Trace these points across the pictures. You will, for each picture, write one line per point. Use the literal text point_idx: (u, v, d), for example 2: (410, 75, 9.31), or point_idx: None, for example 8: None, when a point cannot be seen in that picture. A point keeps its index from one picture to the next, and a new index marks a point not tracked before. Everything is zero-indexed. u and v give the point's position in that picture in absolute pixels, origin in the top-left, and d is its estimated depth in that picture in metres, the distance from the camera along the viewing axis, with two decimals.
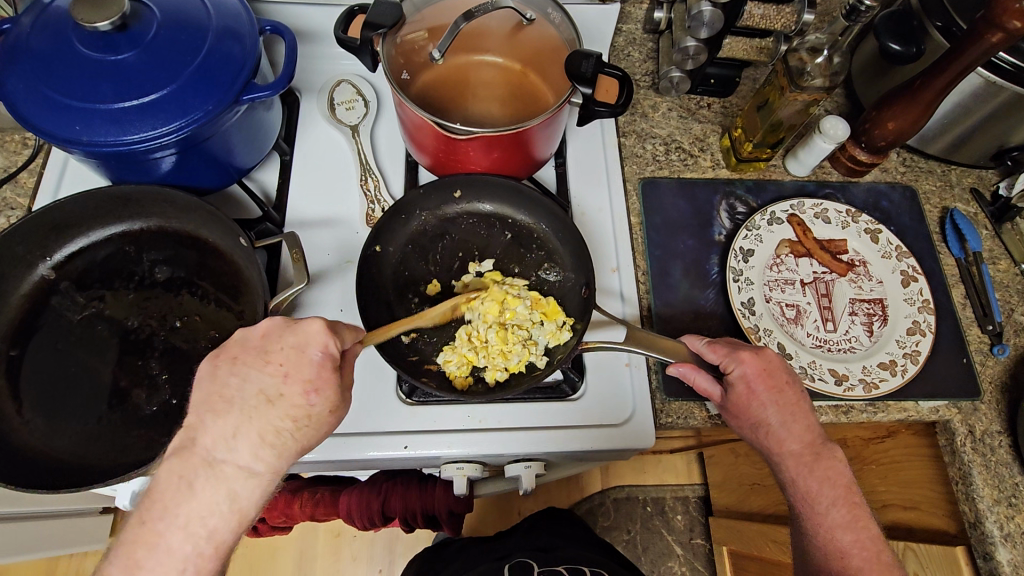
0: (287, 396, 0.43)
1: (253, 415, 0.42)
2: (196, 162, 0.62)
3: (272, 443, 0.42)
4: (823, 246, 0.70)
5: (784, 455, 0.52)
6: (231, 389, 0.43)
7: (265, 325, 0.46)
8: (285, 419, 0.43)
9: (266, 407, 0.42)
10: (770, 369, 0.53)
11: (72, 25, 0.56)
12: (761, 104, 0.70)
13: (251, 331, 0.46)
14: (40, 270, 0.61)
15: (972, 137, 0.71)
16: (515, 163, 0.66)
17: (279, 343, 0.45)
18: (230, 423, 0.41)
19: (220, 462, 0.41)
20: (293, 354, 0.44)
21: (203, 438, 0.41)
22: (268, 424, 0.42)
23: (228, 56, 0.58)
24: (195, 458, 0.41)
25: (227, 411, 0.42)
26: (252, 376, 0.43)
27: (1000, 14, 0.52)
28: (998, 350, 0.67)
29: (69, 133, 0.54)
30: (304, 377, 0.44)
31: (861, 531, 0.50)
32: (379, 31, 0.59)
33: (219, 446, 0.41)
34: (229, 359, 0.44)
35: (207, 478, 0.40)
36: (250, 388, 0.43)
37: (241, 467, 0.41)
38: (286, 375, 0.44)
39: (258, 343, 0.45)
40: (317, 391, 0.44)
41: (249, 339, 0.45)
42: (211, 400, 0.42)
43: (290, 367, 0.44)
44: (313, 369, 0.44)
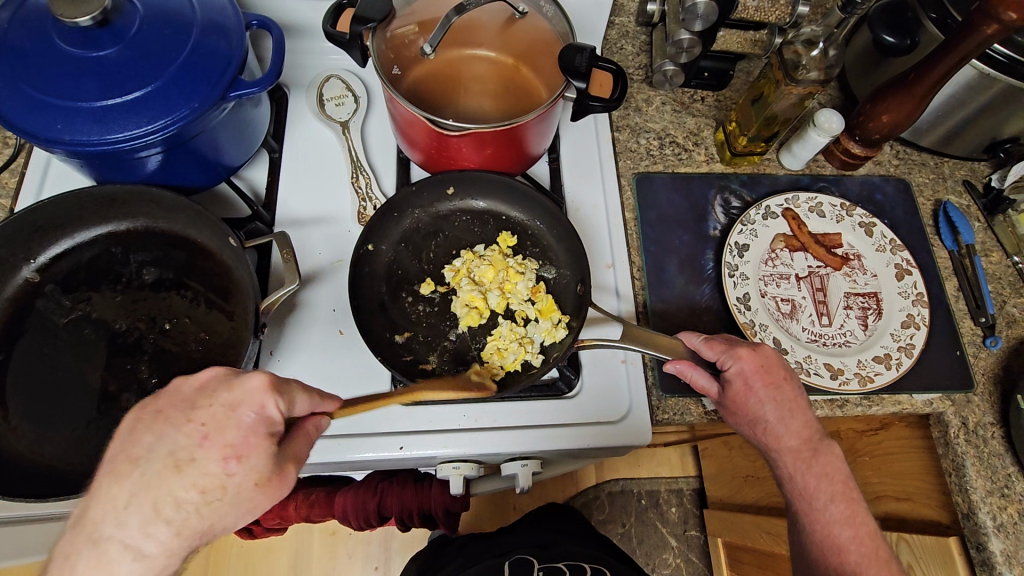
0: (199, 462, 0.38)
1: (152, 484, 0.37)
2: (183, 161, 0.61)
3: (165, 518, 0.37)
4: (818, 241, 0.69)
5: (782, 452, 0.53)
6: (139, 451, 0.38)
7: (204, 376, 0.42)
8: (190, 488, 0.38)
9: (173, 474, 0.37)
10: (768, 365, 0.53)
11: (52, 21, 0.54)
12: (756, 97, 0.69)
13: (186, 381, 0.42)
14: (24, 272, 0.60)
15: (965, 129, 0.71)
16: (509, 160, 0.65)
17: (207, 400, 0.40)
18: (123, 491, 0.37)
19: (104, 538, 0.36)
20: (221, 413, 0.39)
21: (93, 509, 0.37)
22: (171, 493, 0.37)
23: (214, 52, 0.56)
24: (83, 531, 0.37)
25: (128, 474, 0.37)
26: (167, 436, 0.39)
27: (995, 5, 0.52)
28: (990, 343, 0.67)
29: (51, 132, 0.53)
30: (225, 441, 0.39)
31: (859, 526, 0.50)
32: (370, 25, 0.58)
33: (108, 519, 0.37)
34: (153, 413, 0.40)
35: (89, 556, 0.36)
36: (161, 450, 0.38)
37: (126, 545, 0.36)
38: (203, 438, 0.39)
39: (189, 397, 0.41)
40: (239, 458, 0.39)
41: (180, 393, 0.41)
42: (116, 462, 0.38)
43: (210, 429, 0.39)
44: (238, 432, 0.39)
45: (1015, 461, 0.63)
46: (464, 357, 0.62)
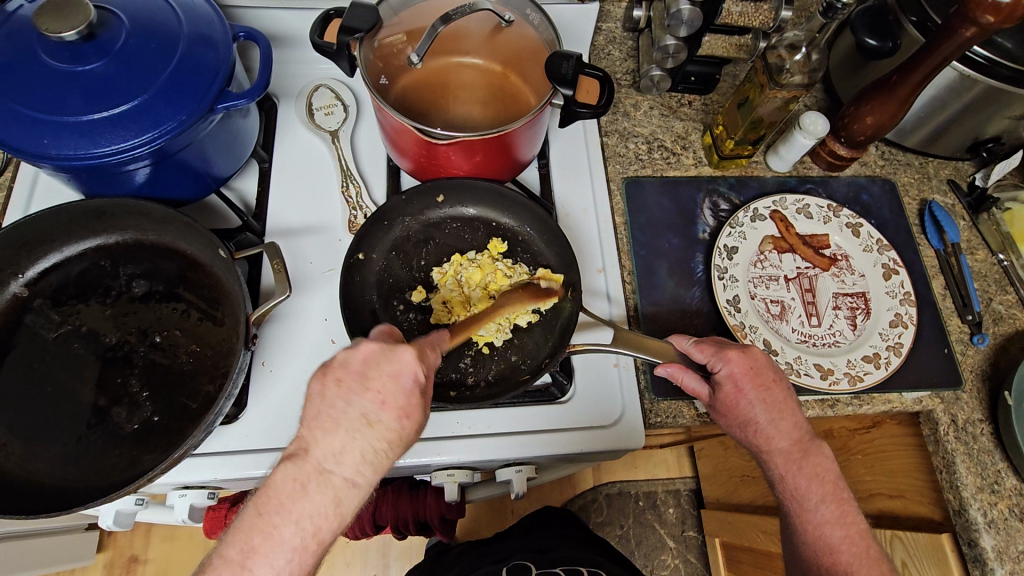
0: (385, 421, 0.43)
1: (356, 438, 0.42)
2: (171, 173, 0.60)
3: (372, 462, 0.42)
4: (806, 242, 0.70)
5: (772, 454, 0.53)
6: (336, 412, 0.42)
7: (365, 348, 0.45)
8: (382, 441, 0.43)
9: (366, 429, 0.42)
10: (757, 367, 0.53)
11: (37, 35, 0.54)
12: (742, 101, 0.70)
13: (351, 352, 0.45)
14: (12, 287, 0.60)
15: (948, 129, 0.72)
16: (499, 166, 0.66)
17: (377, 370, 0.44)
18: (337, 442, 0.42)
19: (329, 473, 0.41)
20: (390, 381, 0.44)
21: (314, 450, 0.41)
22: (367, 446, 0.42)
23: (201, 64, 0.56)
24: (308, 465, 0.41)
25: (333, 430, 0.42)
26: (354, 401, 0.43)
27: (973, 9, 0.52)
28: (978, 340, 0.68)
29: (37, 147, 0.53)
30: (397, 405, 0.44)
31: (850, 526, 0.50)
32: (357, 35, 0.58)
33: (330, 458, 0.41)
34: (334, 381, 0.44)
35: (317, 485, 0.41)
36: (352, 411, 0.43)
37: (346, 479, 0.41)
38: (384, 402, 0.43)
39: (359, 367, 0.44)
40: (407, 416, 0.44)
41: (349, 362, 0.44)
42: (318, 418, 0.42)
43: (387, 395, 0.44)
44: (405, 396, 0.44)
45: (1004, 457, 0.63)
46: (458, 362, 0.62)
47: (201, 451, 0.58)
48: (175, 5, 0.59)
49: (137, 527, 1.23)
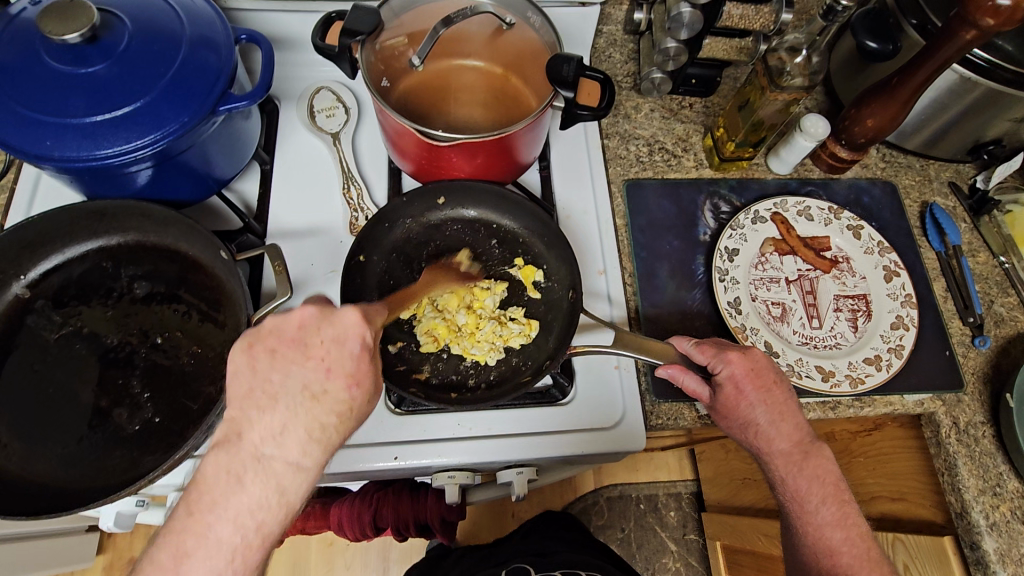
0: (331, 393, 0.43)
1: (298, 412, 0.42)
2: (173, 174, 0.61)
3: (318, 439, 0.42)
4: (807, 244, 0.70)
5: (773, 456, 0.53)
6: (276, 386, 0.43)
7: (301, 316, 0.45)
8: (329, 414, 0.43)
9: (312, 403, 0.43)
10: (758, 369, 0.53)
11: (41, 37, 0.54)
12: (743, 103, 0.70)
13: (285, 321, 0.45)
14: (14, 288, 0.60)
15: (949, 131, 0.72)
16: (499, 168, 0.66)
17: (318, 337, 0.44)
18: (278, 418, 0.42)
19: (268, 457, 0.41)
20: (334, 348, 0.44)
21: (250, 434, 0.41)
22: (315, 419, 0.42)
23: (203, 66, 0.57)
24: (243, 452, 0.41)
25: (273, 406, 0.42)
26: (294, 372, 0.43)
27: (973, 12, 0.53)
28: (979, 342, 0.68)
29: (40, 148, 0.53)
30: (344, 371, 0.44)
31: (850, 528, 0.50)
32: (358, 38, 0.58)
33: (267, 440, 0.41)
34: (267, 352, 0.44)
35: (256, 472, 0.40)
36: (295, 384, 0.43)
37: (289, 462, 0.41)
38: (329, 370, 0.44)
39: (295, 336, 0.44)
40: (357, 383, 0.45)
41: (285, 333, 0.44)
42: (254, 397, 0.42)
43: (330, 362, 0.44)
44: (352, 362, 0.44)
45: (1006, 459, 0.63)
46: (458, 363, 0.62)
47: (202, 452, 0.58)
48: (178, 8, 0.59)
49: (137, 529, 1.23)
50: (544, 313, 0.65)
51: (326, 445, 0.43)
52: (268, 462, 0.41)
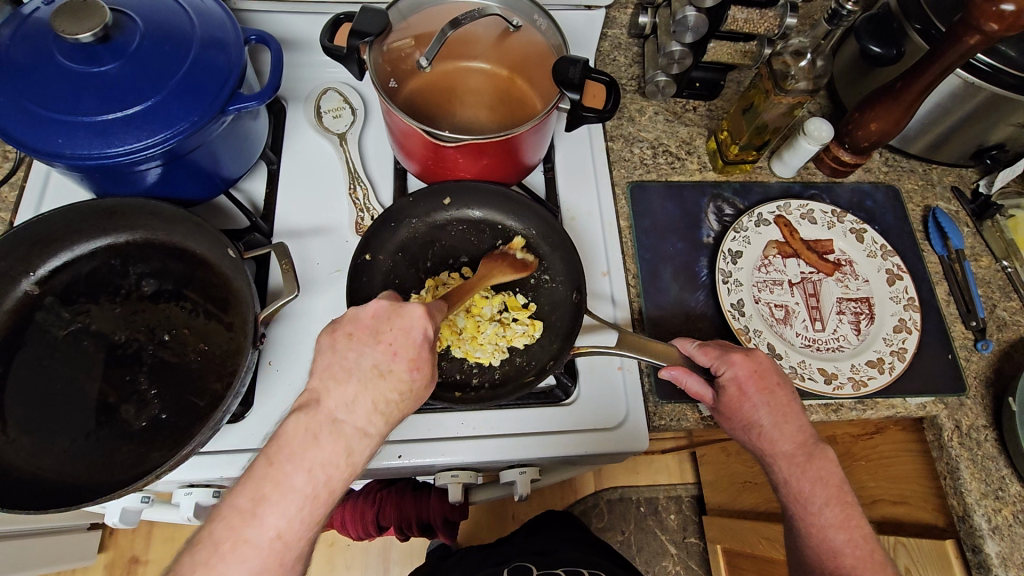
0: (396, 372, 0.46)
1: (368, 386, 0.45)
2: (182, 173, 0.61)
3: (383, 412, 0.45)
4: (810, 247, 0.70)
5: (776, 457, 0.53)
6: (349, 363, 0.45)
7: (373, 307, 0.48)
8: (394, 392, 0.45)
9: (379, 379, 0.45)
10: (762, 370, 0.54)
11: (54, 37, 0.55)
12: (747, 107, 0.70)
13: (360, 310, 0.48)
14: (24, 284, 0.60)
15: (952, 136, 0.72)
16: (504, 170, 0.66)
17: (388, 325, 0.47)
18: (349, 391, 0.44)
19: (343, 421, 0.43)
20: (401, 335, 0.47)
21: (326, 400, 0.44)
22: (380, 396, 0.45)
23: (213, 66, 0.57)
24: (319, 415, 0.43)
25: (346, 379, 0.44)
26: (366, 352, 0.46)
27: (977, 17, 0.53)
28: (981, 346, 0.68)
29: (52, 146, 0.53)
30: (409, 356, 0.47)
31: (854, 530, 0.50)
32: (367, 39, 0.59)
33: (341, 407, 0.44)
34: (344, 335, 0.47)
35: (329, 434, 0.43)
36: (365, 362, 0.45)
37: (358, 428, 0.44)
38: (395, 353, 0.46)
39: (368, 324, 0.47)
40: (418, 368, 0.47)
41: (359, 319, 0.47)
42: (331, 369, 0.45)
43: (397, 347, 0.46)
44: (415, 349, 0.47)
45: (1008, 463, 0.63)
46: (462, 363, 0.63)
47: (207, 449, 0.58)
48: (188, 8, 0.59)
49: (137, 528, 1.23)
50: (548, 313, 0.65)
51: (389, 418, 0.45)
52: (340, 426, 0.43)
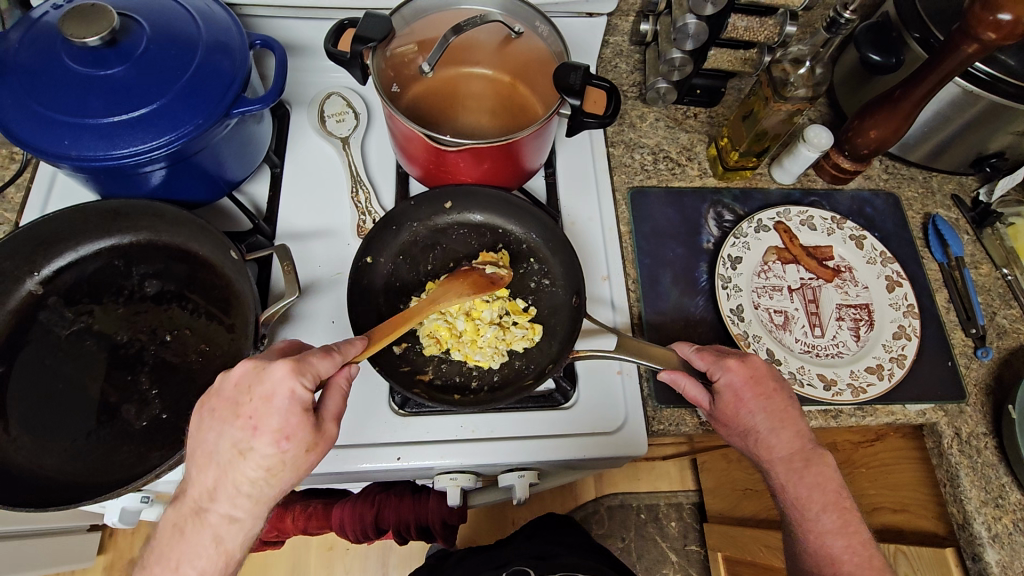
0: (257, 449, 0.44)
1: (228, 470, 0.44)
2: (186, 175, 0.62)
3: (250, 493, 0.45)
4: (810, 253, 0.71)
5: (772, 463, 0.53)
6: (209, 447, 0.45)
7: (237, 373, 0.46)
8: (259, 470, 0.44)
9: (240, 459, 0.44)
10: (758, 376, 0.54)
11: (62, 41, 0.56)
12: (747, 114, 0.70)
13: (225, 380, 0.46)
14: (28, 284, 0.61)
15: (951, 144, 0.73)
16: (505, 174, 0.67)
17: (247, 395, 0.45)
18: (211, 477, 0.45)
19: (205, 512, 0.44)
20: (262, 406, 0.44)
21: (190, 490, 0.45)
22: (245, 477, 0.44)
23: (218, 71, 0.58)
24: (185, 508, 0.45)
25: (207, 464, 0.45)
26: (225, 431, 0.45)
27: (975, 25, 0.54)
28: (982, 353, 0.68)
29: (58, 148, 0.54)
30: (273, 427, 0.44)
31: (851, 535, 0.50)
32: (370, 44, 0.60)
33: (204, 496, 0.45)
34: (208, 410, 0.46)
35: (195, 525, 0.44)
36: (224, 442, 0.45)
37: (224, 515, 0.44)
38: (255, 428, 0.44)
39: (230, 395, 0.45)
40: (288, 437, 0.45)
41: (223, 392, 0.46)
42: (195, 455, 0.45)
43: (257, 420, 0.44)
44: (280, 419, 0.44)
45: (1009, 471, 0.63)
46: (461, 366, 0.63)
47: None
48: (195, 14, 0.60)
49: (137, 530, 1.23)
50: (548, 317, 0.66)
51: (258, 499, 0.45)
52: (206, 515, 0.44)
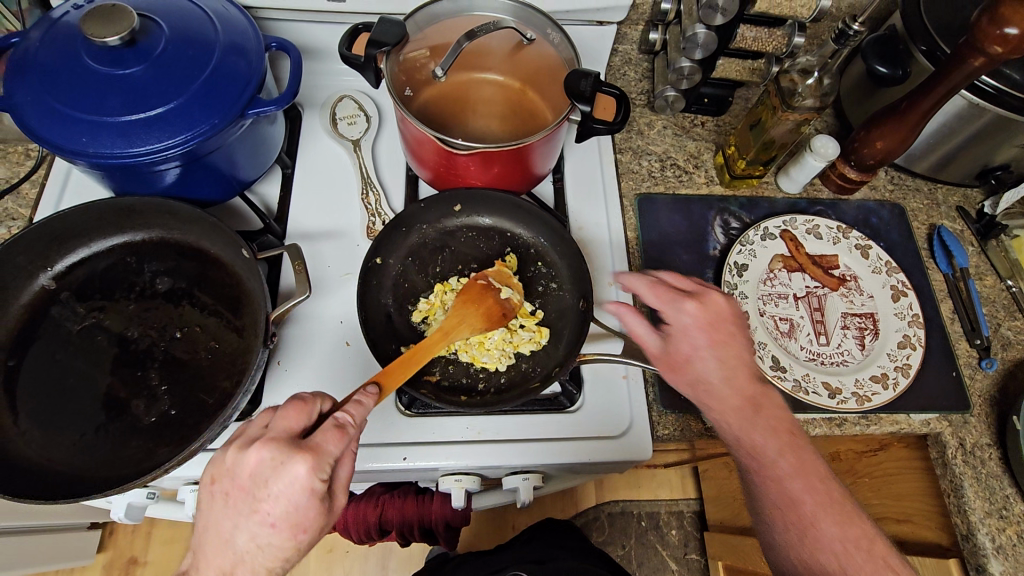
0: (274, 542, 0.44)
1: (243, 559, 0.44)
2: (200, 174, 0.63)
3: None
4: (816, 262, 0.71)
5: (725, 411, 0.54)
6: (224, 535, 0.44)
7: (252, 463, 0.43)
8: (275, 558, 0.45)
9: (255, 550, 0.44)
10: (715, 320, 0.57)
11: (82, 40, 0.57)
12: (754, 123, 0.71)
13: (239, 467, 0.44)
14: (41, 280, 0.62)
15: (957, 156, 0.73)
16: (514, 178, 0.67)
17: (265, 492, 0.43)
18: (225, 561, 0.44)
19: None
20: (280, 503, 0.43)
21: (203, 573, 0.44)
22: (259, 566, 0.44)
23: (234, 72, 0.59)
24: None
25: (222, 546, 0.44)
26: (241, 523, 0.44)
27: (982, 39, 0.54)
28: (986, 364, 0.68)
29: (76, 145, 0.55)
30: (291, 522, 0.44)
31: (809, 475, 0.50)
32: (384, 48, 0.61)
33: None
34: (222, 493, 0.44)
35: None
36: (241, 533, 0.44)
37: None
38: (273, 523, 0.44)
39: (245, 485, 0.43)
40: (304, 529, 0.45)
41: (238, 480, 0.44)
42: (207, 537, 0.45)
43: (275, 518, 0.43)
44: (298, 516, 0.44)
45: (1013, 483, 0.63)
46: (468, 367, 0.64)
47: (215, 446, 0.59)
48: (212, 16, 0.61)
49: (138, 528, 1.24)
50: (554, 320, 0.66)
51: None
52: None
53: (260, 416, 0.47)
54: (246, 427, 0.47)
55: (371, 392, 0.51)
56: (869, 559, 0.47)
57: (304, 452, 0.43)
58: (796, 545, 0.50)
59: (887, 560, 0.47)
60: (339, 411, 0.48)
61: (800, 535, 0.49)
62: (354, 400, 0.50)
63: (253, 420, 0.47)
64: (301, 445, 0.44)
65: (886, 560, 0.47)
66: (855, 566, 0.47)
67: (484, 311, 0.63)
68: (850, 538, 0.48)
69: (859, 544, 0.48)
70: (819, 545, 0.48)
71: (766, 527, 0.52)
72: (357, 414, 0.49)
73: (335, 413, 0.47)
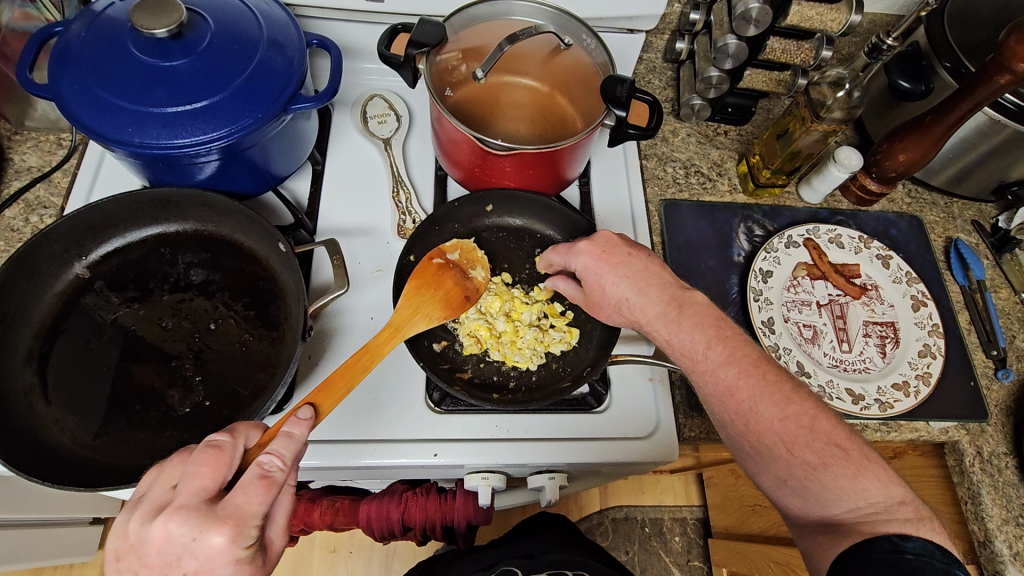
0: None
1: None
2: (238, 168, 0.63)
3: None
4: (838, 271, 0.72)
5: (651, 321, 0.58)
6: None
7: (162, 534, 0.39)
8: None
9: None
10: (607, 248, 0.60)
11: (129, 31, 0.57)
12: (783, 132, 0.73)
13: (148, 541, 0.39)
14: (75, 268, 0.62)
15: (974, 170, 0.76)
16: (545, 181, 0.68)
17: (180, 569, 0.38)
18: None
19: None
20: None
21: None
22: None
23: (275, 68, 0.59)
24: None
25: None
26: None
27: (1007, 57, 0.56)
28: (1002, 375, 0.70)
29: (122, 135, 0.55)
30: None
31: (740, 362, 0.53)
32: (423, 49, 0.61)
33: None
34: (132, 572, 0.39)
35: None
36: None
37: None
38: None
39: (155, 564, 0.39)
40: None
41: (147, 556, 0.39)
42: None
43: None
44: None
45: None
46: (499, 366, 0.64)
47: None
48: (255, 12, 0.62)
49: None
50: (584, 322, 0.68)
51: None
52: None
53: (166, 475, 0.42)
54: (148, 491, 0.41)
55: (303, 418, 0.47)
56: (811, 435, 0.49)
57: (221, 522, 0.39)
58: (742, 432, 0.52)
59: (831, 434, 0.49)
60: (264, 455, 0.43)
61: (743, 422, 0.52)
62: (283, 434, 0.45)
63: (157, 480, 0.42)
64: (217, 513, 0.40)
65: (828, 437, 0.49)
66: (800, 445, 0.49)
67: (442, 295, 0.64)
68: (790, 417, 0.50)
69: (800, 423, 0.50)
70: (764, 430, 0.51)
71: (716, 416, 0.55)
72: (286, 451, 0.44)
73: (260, 459, 0.43)
